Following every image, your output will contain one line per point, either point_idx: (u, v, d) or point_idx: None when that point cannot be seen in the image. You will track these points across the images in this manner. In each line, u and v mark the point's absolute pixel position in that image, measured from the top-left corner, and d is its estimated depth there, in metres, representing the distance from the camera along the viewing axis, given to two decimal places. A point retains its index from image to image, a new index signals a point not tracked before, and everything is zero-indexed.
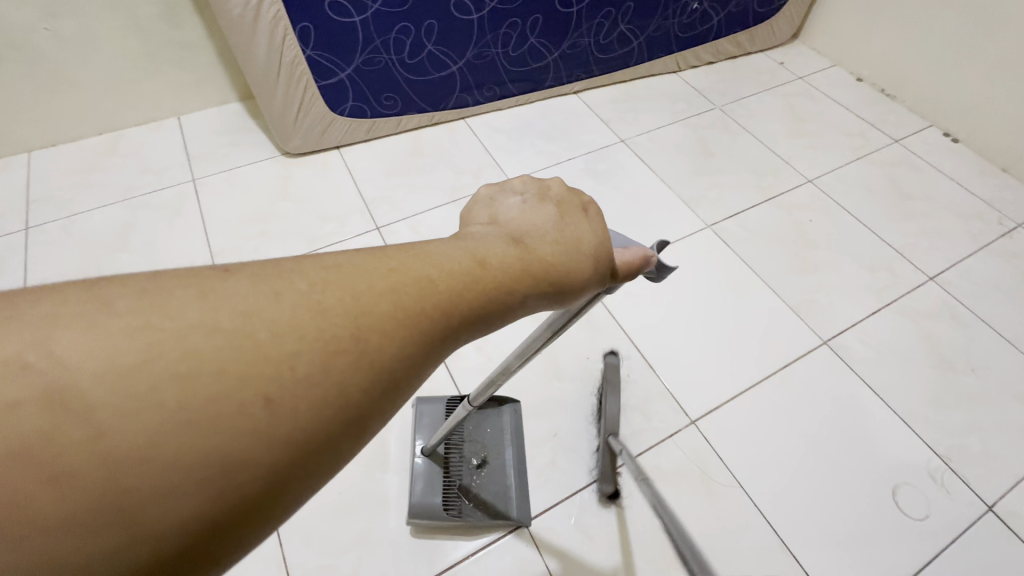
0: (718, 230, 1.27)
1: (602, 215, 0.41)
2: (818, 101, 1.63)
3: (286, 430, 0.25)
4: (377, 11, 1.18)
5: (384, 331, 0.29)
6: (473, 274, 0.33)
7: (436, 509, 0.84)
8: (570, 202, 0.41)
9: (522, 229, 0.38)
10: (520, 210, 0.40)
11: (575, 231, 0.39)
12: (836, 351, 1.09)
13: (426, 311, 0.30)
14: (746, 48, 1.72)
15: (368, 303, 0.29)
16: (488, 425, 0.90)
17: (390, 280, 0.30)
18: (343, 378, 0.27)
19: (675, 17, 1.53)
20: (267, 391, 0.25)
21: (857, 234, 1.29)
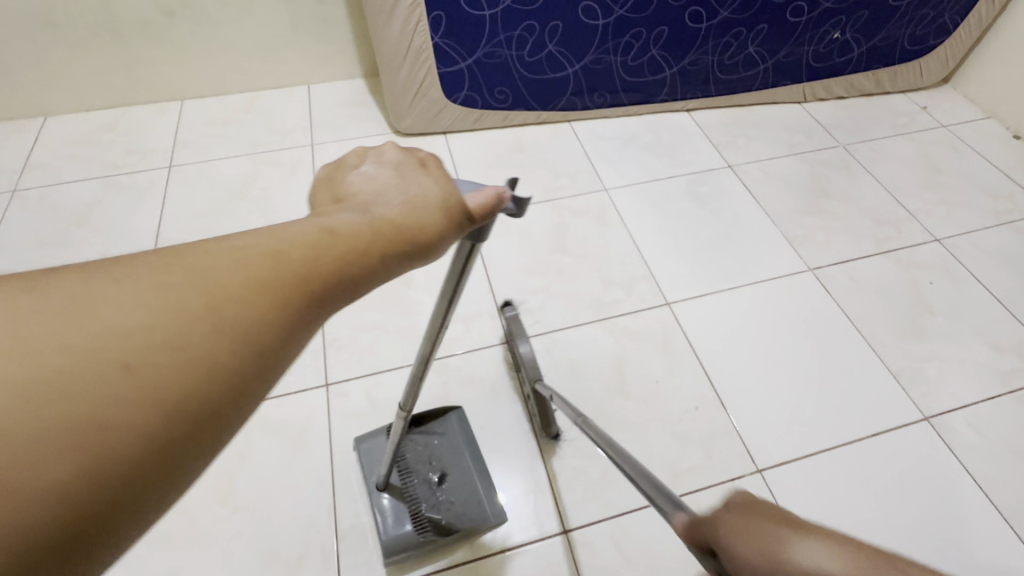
0: (820, 275, 1.18)
1: (442, 165, 0.39)
2: (961, 154, 1.47)
3: (188, 386, 0.26)
4: (507, 8, 1.21)
5: (241, 301, 0.28)
6: (330, 237, 0.32)
7: (411, 535, 0.82)
8: (429, 159, 0.39)
9: (366, 194, 0.36)
10: (382, 173, 0.38)
11: (431, 179, 0.37)
12: (938, 430, 0.97)
13: (275, 287, 0.29)
14: (885, 86, 1.59)
15: (201, 288, 0.27)
16: (439, 437, 0.89)
17: (248, 254, 0.29)
18: (224, 343, 0.27)
19: (811, 44, 1.44)
20: (149, 347, 0.25)
21: (984, 306, 1.15)
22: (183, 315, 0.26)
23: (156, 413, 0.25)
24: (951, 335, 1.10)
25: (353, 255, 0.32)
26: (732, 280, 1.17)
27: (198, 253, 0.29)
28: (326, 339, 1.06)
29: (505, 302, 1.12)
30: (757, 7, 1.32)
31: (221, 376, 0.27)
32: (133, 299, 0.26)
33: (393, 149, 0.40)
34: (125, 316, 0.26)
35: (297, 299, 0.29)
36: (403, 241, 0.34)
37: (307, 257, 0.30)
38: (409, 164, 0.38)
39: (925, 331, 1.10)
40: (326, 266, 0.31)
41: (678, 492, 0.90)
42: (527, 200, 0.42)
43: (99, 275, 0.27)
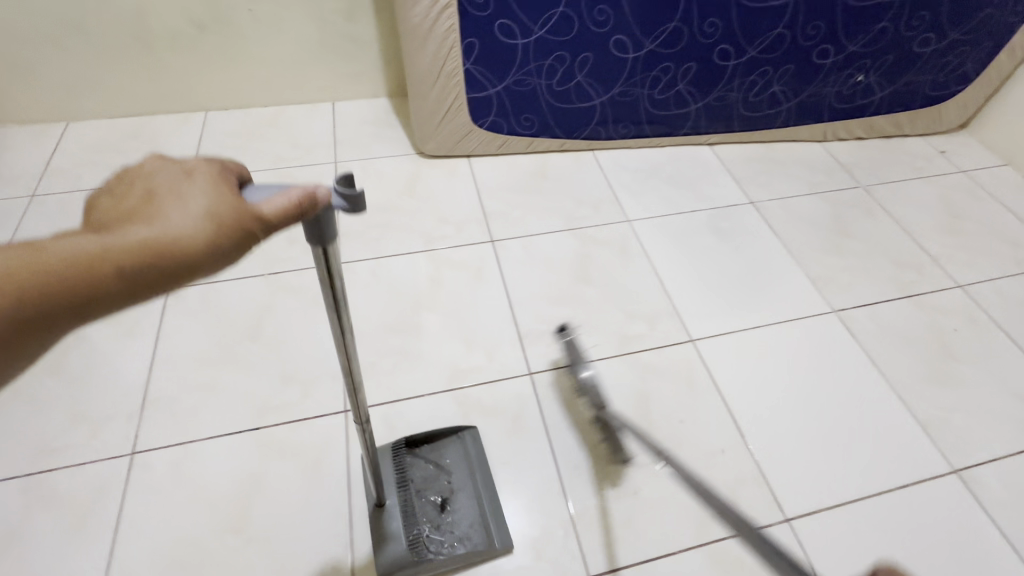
0: (844, 317, 1.18)
1: (205, 176, 0.44)
2: (981, 200, 1.47)
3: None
4: (540, 38, 1.22)
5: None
6: (97, 260, 0.39)
7: (408, 556, 0.81)
8: (198, 168, 0.44)
9: (132, 211, 0.42)
10: (143, 187, 0.43)
11: (202, 191, 0.42)
12: (967, 484, 0.95)
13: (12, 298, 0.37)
14: (904, 129, 1.60)
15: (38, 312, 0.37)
16: (447, 462, 0.92)
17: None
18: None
19: (835, 86, 1.45)
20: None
21: (1007, 356, 1.14)
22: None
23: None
24: (977, 386, 1.09)
25: (93, 271, 0.38)
26: (755, 320, 1.16)
27: (2, 270, 0.37)
28: (346, 363, 1.04)
29: (528, 332, 1.11)
30: (785, 48, 1.34)
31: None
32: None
33: (157, 163, 0.45)
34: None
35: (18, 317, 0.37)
36: (160, 255, 0.40)
37: (36, 271, 0.38)
38: (173, 177, 0.44)
39: (951, 380, 1.09)
40: (56, 283, 0.38)
41: (703, 539, 0.87)
42: (364, 196, 0.46)
43: None
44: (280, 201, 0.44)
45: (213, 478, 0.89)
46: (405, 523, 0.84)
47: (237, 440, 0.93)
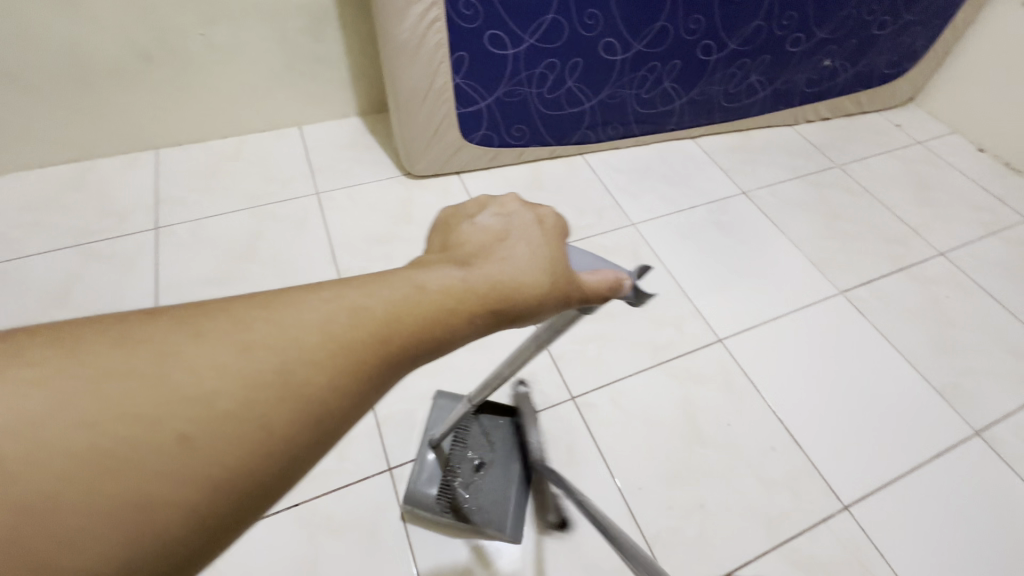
0: (851, 297, 1.23)
1: (558, 226, 0.43)
2: (940, 169, 1.58)
3: (227, 448, 0.26)
4: (531, 46, 1.17)
5: (308, 367, 0.28)
6: (448, 306, 0.34)
7: (433, 502, 0.84)
8: (548, 218, 0.43)
9: (476, 249, 0.39)
10: (497, 225, 0.41)
11: (545, 247, 0.41)
12: (989, 445, 1.02)
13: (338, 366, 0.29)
14: (863, 107, 1.69)
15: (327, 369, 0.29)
16: (503, 434, 0.91)
17: (316, 322, 0.30)
18: (290, 410, 0.27)
19: (805, 72, 1.50)
20: (222, 406, 0.26)
21: (996, 316, 1.23)
22: (256, 378, 0.27)
23: (206, 486, 0.25)
24: (976, 348, 1.16)
25: (438, 322, 0.33)
26: (773, 310, 1.18)
27: (339, 314, 0.30)
28: (379, 416, 0.97)
29: (561, 354, 1.07)
30: (761, 39, 1.36)
31: (257, 456, 0.26)
32: (224, 352, 0.27)
33: (512, 198, 0.43)
34: (233, 372, 0.27)
35: (347, 385, 0.29)
36: (491, 305, 0.36)
37: (370, 327, 0.31)
38: (526, 218, 0.42)
39: (953, 346, 1.16)
40: (396, 338, 0.32)
41: (777, 540, 0.88)
42: (651, 296, 0.48)
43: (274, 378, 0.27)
44: (600, 275, 0.46)
45: (258, 571, 0.80)
46: (441, 472, 0.86)
47: (278, 522, 0.85)
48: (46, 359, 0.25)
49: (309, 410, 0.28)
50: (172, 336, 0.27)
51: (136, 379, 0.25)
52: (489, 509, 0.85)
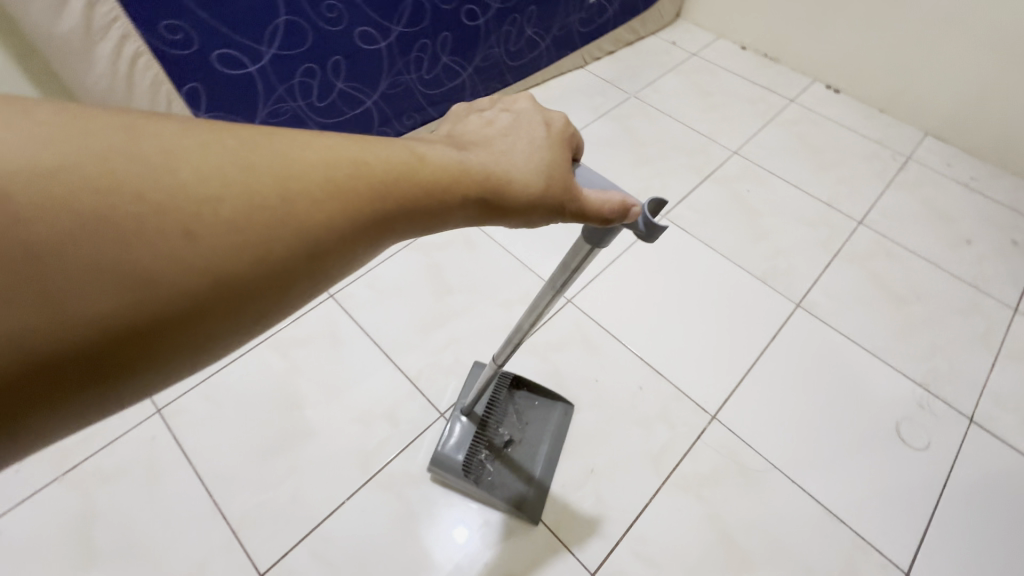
0: (673, 218, 1.29)
1: (565, 132, 0.49)
2: (717, 74, 1.71)
3: (222, 243, 0.29)
4: (275, 56, 1.03)
5: (310, 195, 0.32)
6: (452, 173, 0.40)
7: (459, 466, 0.85)
8: (554, 124, 0.49)
9: (475, 140, 0.46)
10: (502, 124, 0.48)
11: (545, 153, 0.46)
12: (810, 311, 1.14)
13: (337, 195, 0.33)
14: (640, 33, 1.77)
15: (305, 194, 0.32)
16: (533, 415, 0.94)
17: (334, 158, 0.34)
18: (287, 226, 0.31)
19: (575, 14, 1.52)
20: (218, 206, 0.29)
21: (789, 194, 1.37)
22: (266, 186, 0.31)
23: (205, 270, 0.28)
24: (781, 228, 1.29)
25: (429, 186, 0.38)
26: (610, 254, 1.21)
27: (355, 159, 0.35)
28: (235, 522, 0.84)
29: (420, 374, 1.01)
30: None
31: (243, 249, 0.29)
32: (248, 162, 0.31)
33: (522, 104, 0.50)
34: (243, 176, 0.30)
35: (347, 214, 0.33)
36: (478, 185, 0.41)
37: (356, 174, 0.34)
38: (531, 122, 0.48)
39: (764, 234, 1.28)
40: (390, 192, 0.36)
41: (664, 474, 0.92)
42: (662, 229, 0.48)
43: (277, 190, 0.31)
44: (605, 198, 0.49)
45: None
46: (471, 439, 0.87)
47: None
48: (102, 122, 0.29)
49: (297, 230, 0.31)
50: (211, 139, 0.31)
51: (169, 147, 0.29)
52: (508, 483, 0.87)
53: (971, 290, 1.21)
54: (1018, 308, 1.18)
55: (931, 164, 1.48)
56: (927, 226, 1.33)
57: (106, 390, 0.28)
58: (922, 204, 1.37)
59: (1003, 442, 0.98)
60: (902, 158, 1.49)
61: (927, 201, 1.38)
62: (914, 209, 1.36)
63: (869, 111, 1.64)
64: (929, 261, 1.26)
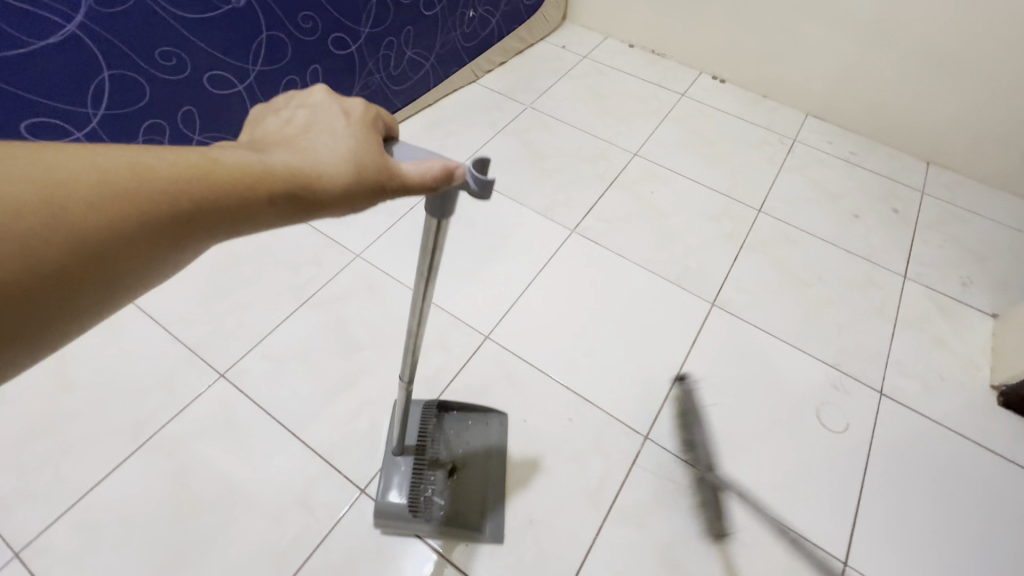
0: (582, 231, 1.27)
1: (367, 112, 0.46)
2: (609, 75, 1.71)
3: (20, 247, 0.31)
4: (106, 117, 0.89)
5: (79, 202, 0.33)
6: (225, 163, 0.37)
7: (404, 511, 0.82)
8: (354, 110, 0.45)
9: (277, 138, 0.43)
10: (300, 119, 0.45)
11: (342, 133, 0.43)
12: (724, 309, 1.15)
13: (120, 203, 0.34)
14: (528, 40, 1.74)
15: (85, 199, 0.33)
16: (472, 433, 0.92)
17: (136, 159, 0.35)
18: (82, 225, 0.33)
19: (456, 29, 1.46)
20: (12, 209, 0.31)
21: (692, 191, 1.38)
22: (66, 189, 0.33)
23: (9, 258, 0.31)
24: (688, 227, 1.30)
25: (231, 178, 0.37)
26: (524, 279, 1.17)
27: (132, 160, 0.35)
28: None
29: (333, 448, 0.92)
30: (393, 12, 1.25)
31: (27, 255, 0.31)
32: (48, 170, 0.33)
33: (320, 96, 0.46)
34: (45, 180, 0.33)
35: (124, 217, 0.34)
36: (282, 179, 0.40)
37: (133, 172, 0.35)
38: (330, 108, 0.45)
39: (672, 235, 1.28)
40: (177, 194, 0.35)
41: (604, 509, 0.89)
42: (493, 181, 0.43)
43: (43, 199, 0.32)
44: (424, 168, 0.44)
45: None
46: (410, 481, 0.83)
47: None
48: None
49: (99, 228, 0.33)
50: (22, 149, 0.34)
51: None
52: (468, 500, 0.86)
53: (866, 264, 1.26)
54: (907, 275, 1.25)
55: (815, 143, 1.55)
56: (819, 206, 1.38)
57: None
58: (812, 185, 1.43)
59: (911, 409, 1.03)
60: (789, 141, 1.55)
61: (816, 181, 1.44)
62: (805, 190, 1.42)
63: (754, 98, 1.70)
64: (825, 240, 1.31)
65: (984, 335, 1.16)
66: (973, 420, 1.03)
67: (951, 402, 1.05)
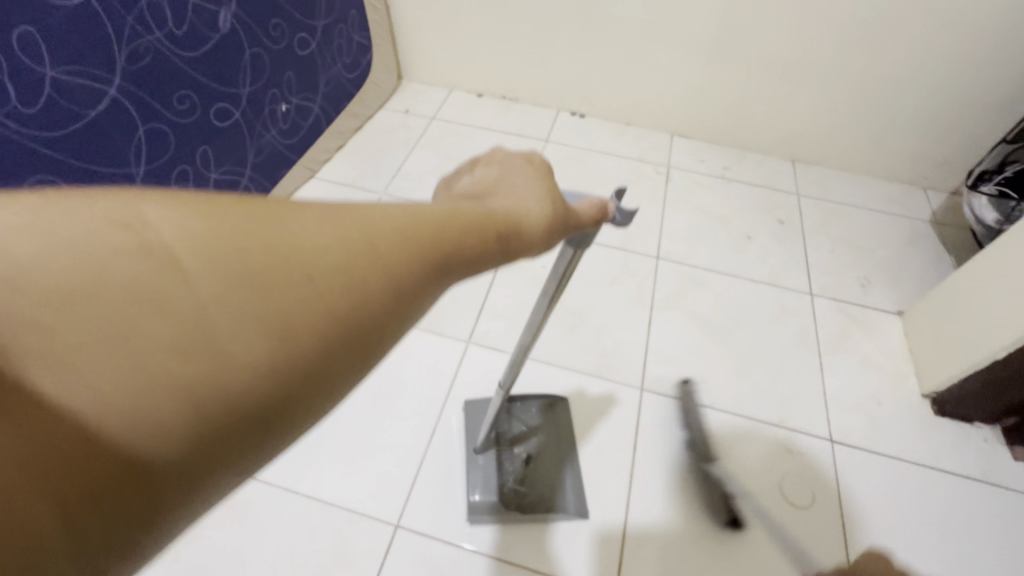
0: (480, 338, 1.08)
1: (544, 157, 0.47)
2: (464, 135, 1.55)
3: (286, 311, 0.23)
4: None
5: (321, 291, 0.24)
6: (454, 223, 0.32)
7: (492, 505, 0.87)
8: (533, 158, 0.45)
9: (480, 192, 0.41)
10: (493, 172, 0.44)
11: (547, 180, 0.44)
12: (655, 392, 1.03)
13: (368, 284, 0.26)
14: (365, 114, 1.52)
15: (347, 269, 0.25)
16: (535, 425, 0.95)
17: (387, 213, 0.28)
18: (346, 288, 0.25)
19: (270, 129, 1.20)
20: (277, 270, 0.23)
21: (584, 254, 1.25)
22: (317, 251, 0.25)
23: (249, 351, 0.22)
24: (590, 301, 1.17)
25: (465, 235, 0.32)
26: (428, 429, 0.97)
27: (381, 218, 0.28)
28: None
29: None
30: (174, 136, 0.98)
31: (283, 349, 0.23)
32: (326, 223, 0.26)
33: (504, 149, 0.45)
34: (225, 257, 0.23)
35: (373, 313, 0.26)
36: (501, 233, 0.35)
37: (385, 238, 0.27)
38: (516, 162, 0.44)
39: (578, 315, 1.14)
40: (434, 254, 0.29)
41: None
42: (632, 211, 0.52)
43: (295, 273, 0.24)
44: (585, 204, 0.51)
45: None
46: (495, 469, 0.89)
47: None
48: (89, 210, 0.23)
49: (371, 292, 0.26)
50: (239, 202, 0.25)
51: (170, 238, 0.22)
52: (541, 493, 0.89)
53: (773, 290, 1.21)
54: (813, 291, 1.22)
55: (688, 166, 1.50)
56: (712, 236, 1.32)
57: (132, 544, 0.22)
58: (698, 214, 1.37)
59: (864, 450, 0.97)
60: (663, 169, 1.49)
61: (700, 208, 1.38)
62: (694, 221, 1.35)
63: (617, 127, 1.62)
64: (728, 274, 1.24)
65: (897, 337, 1.14)
66: (918, 440, 0.99)
67: (893, 429, 1.00)
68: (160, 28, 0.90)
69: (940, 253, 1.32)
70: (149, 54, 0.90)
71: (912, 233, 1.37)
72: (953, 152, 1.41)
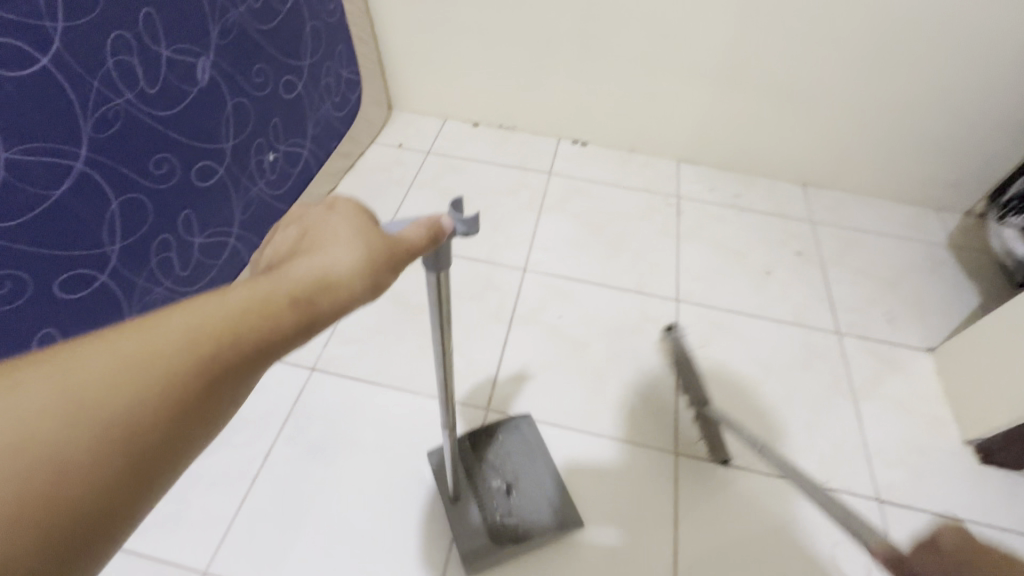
0: (498, 403, 1.03)
1: (350, 201, 0.44)
2: (462, 170, 1.46)
3: (28, 485, 0.30)
4: None
5: (105, 418, 0.33)
6: (223, 321, 0.36)
7: (489, 547, 0.85)
8: (340, 202, 0.43)
9: (284, 259, 0.41)
10: (293, 232, 0.43)
11: (341, 224, 0.41)
12: (691, 455, 0.98)
13: (138, 402, 0.33)
14: (356, 152, 1.43)
15: (119, 398, 0.33)
16: (507, 454, 0.95)
17: (147, 336, 0.34)
18: (125, 409, 0.33)
19: (257, 181, 1.10)
20: (8, 454, 0.30)
21: (602, 300, 1.19)
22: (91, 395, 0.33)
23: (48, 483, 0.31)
24: (612, 354, 1.10)
25: (238, 329, 0.36)
26: None
27: (142, 337, 0.34)
28: None
29: None
30: (152, 204, 0.88)
31: (86, 470, 0.32)
32: (99, 360, 0.33)
33: (308, 207, 0.44)
34: (5, 417, 0.31)
35: (155, 418, 0.34)
36: (284, 309, 0.36)
37: (143, 358, 0.34)
38: (318, 214, 0.43)
39: (600, 371, 1.07)
40: (200, 359, 0.35)
41: None
42: (473, 215, 0.48)
43: (71, 409, 0.32)
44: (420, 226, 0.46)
45: None
46: (477, 511, 0.88)
47: None
48: None
49: (106, 438, 0.33)
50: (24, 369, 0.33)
51: None
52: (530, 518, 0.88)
53: (800, 331, 1.16)
54: (840, 329, 1.17)
55: (698, 196, 1.44)
56: (731, 273, 1.26)
57: None
58: (715, 248, 1.31)
59: (913, 508, 0.93)
60: (673, 200, 1.42)
61: (716, 242, 1.33)
62: (711, 257, 1.29)
63: (621, 155, 1.55)
64: (752, 314, 1.18)
65: (931, 377, 1.10)
66: (966, 493, 0.95)
67: (939, 484, 0.95)
68: (131, 88, 0.80)
69: (962, 279, 1.29)
70: (120, 118, 0.80)
71: (931, 258, 1.33)
72: (966, 175, 1.38)
